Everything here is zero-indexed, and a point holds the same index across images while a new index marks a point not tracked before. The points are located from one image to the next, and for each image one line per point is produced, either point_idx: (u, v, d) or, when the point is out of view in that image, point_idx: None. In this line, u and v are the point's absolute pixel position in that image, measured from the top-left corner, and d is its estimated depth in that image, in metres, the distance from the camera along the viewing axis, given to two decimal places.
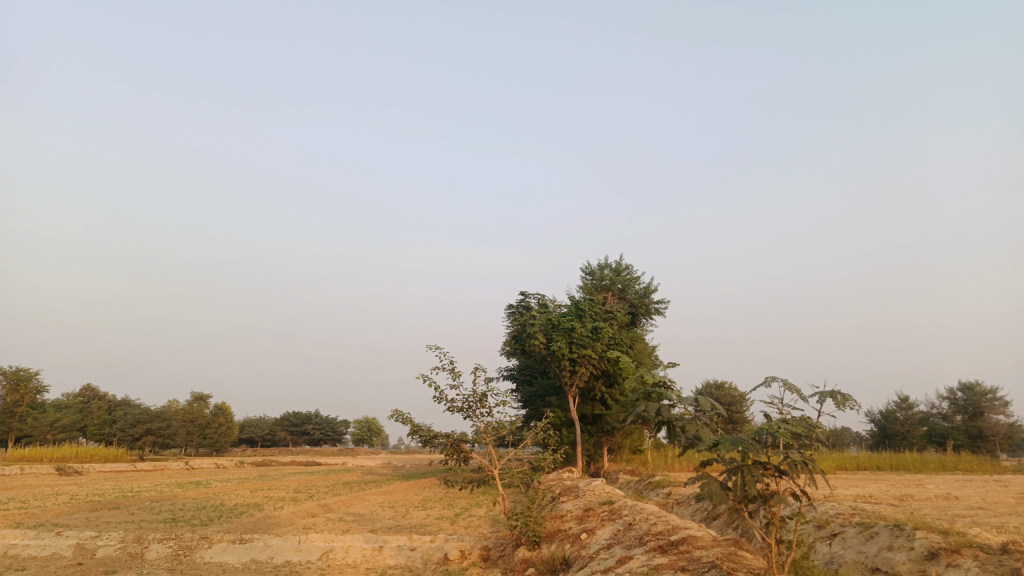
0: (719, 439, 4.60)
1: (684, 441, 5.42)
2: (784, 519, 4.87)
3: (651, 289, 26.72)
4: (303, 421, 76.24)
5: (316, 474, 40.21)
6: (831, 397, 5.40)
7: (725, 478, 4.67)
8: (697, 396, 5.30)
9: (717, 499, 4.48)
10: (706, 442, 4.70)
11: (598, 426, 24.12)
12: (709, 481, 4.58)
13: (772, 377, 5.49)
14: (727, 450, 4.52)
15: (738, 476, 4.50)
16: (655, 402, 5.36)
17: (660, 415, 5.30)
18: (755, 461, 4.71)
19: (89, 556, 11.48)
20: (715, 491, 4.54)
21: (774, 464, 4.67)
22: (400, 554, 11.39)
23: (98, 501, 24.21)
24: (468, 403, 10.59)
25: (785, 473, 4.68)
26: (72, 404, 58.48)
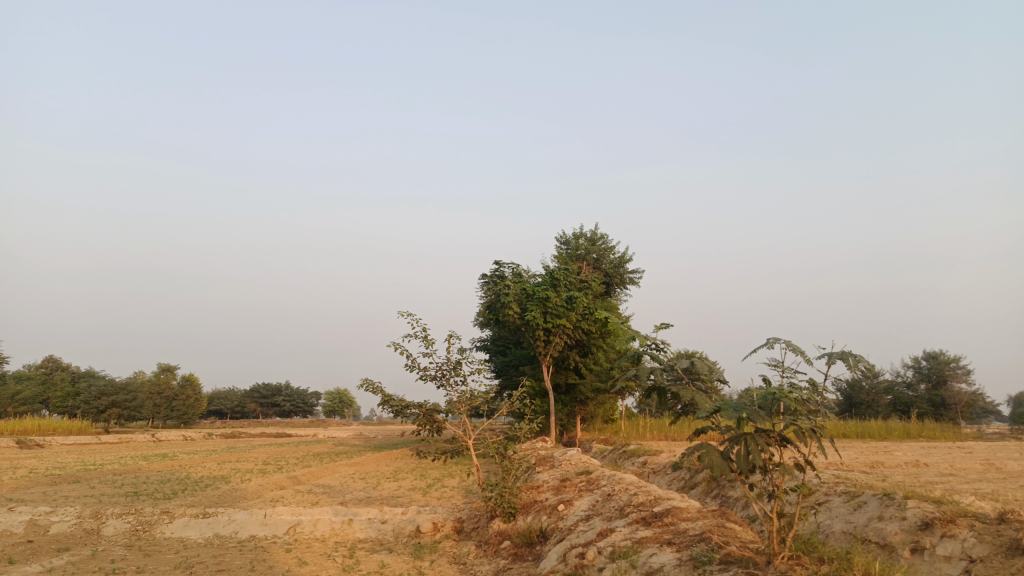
0: (720, 407, 4.25)
1: (675, 407, 5.08)
2: (787, 491, 4.54)
3: (626, 259, 26.42)
4: (273, 392, 75.41)
5: (286, 445, 39.78)
6: (841, 359, 5.08)
7: (725, 448, 4.33)
8: (692, 360, 4.94)
9: (718, 471, 4.15)
10: (704, 410, 4.33)
11: (571, 396, 23.92)
12: (709, 451, 4.23)
13: (773, 339, 5.14)
14: (728, 418, 4.17)
15: (742, 445, 4.17)
16: (644, 367, 4.99)
17: (651, 379, 4.93)
18: (757, 429, 4.39)
19: (42, 533, 10.94)
20: (715, 461, 4.20)
21: (778, 432, 4.36)
22: (370, 527, 11.01)
23: (58, 474, 23.51)
24: (441, 371, 10.17)
25: (789, 443, 4.38)
26: (34, 375, 57.10)
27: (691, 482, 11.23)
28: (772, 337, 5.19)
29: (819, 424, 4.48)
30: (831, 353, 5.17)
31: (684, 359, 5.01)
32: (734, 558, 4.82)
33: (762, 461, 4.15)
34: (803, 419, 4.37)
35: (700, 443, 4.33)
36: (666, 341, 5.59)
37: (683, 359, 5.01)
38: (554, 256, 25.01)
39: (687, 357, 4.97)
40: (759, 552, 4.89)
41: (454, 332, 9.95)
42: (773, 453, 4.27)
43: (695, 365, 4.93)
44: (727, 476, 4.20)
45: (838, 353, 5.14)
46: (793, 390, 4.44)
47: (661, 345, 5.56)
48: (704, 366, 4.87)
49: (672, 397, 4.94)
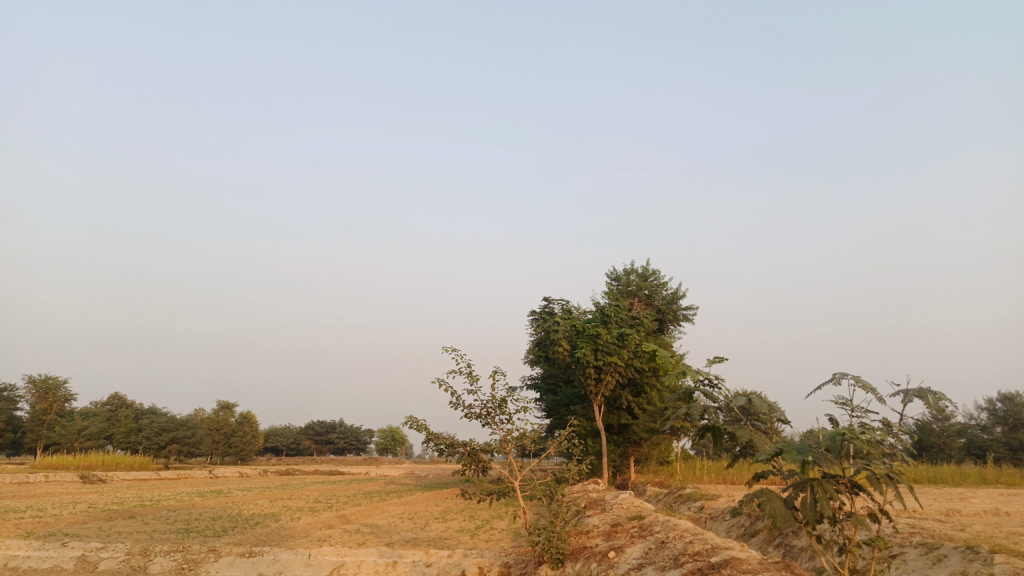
0: (782, 448, 3.85)
1: (732, 449, 4.69)
2: (861, 544, 4.07)
3: (679, 295, 25.87)
4: (327, 430, 76.11)
5: (338, 483, 39.84)
6: (919, 397, 4.65)
7: (788, 494, 3.93)
8: (751, 397, 4.56)
9: (780, 521, 3.75)
10: (764, 451, 3.93)
11: (624, 436, 23.30)
12: (770, 497, 3.84)
13: (841, 374, 4.74)
14: (791, 461, 3.77)
15: (807, 491, 3.77)
16: (698, 404, 4.61)
17: (706, 418, 4.56)
18: (824, 473, 3.97)
19: (90, 570, 10.97)
20: (777, 509, 3.81)
21: (849, 479, 3.94)
22: (415, 570, 10.70)
23: (116, 509, 23.89)
24: (487, 408, 9.90)
25: (861, 491, 3.95)
26: (100, 412, 58.89)
27: (751, 531, 10.63)
28: (840, 371, 4.78)
29: (896, 470, 4.03)
30: (907, 391, 4.74)
31: (739, 397, 4.63)
32: None
33: (832, 512, 3.73)
34: (877, 464, 3.94)
35: (760, 489, 3.94)
36: (722, 377, 5.20)
37: (738, 397, 4.62)
38: (605, 292, 24.65)
39: (745, 394, 4.57)
40: None
41: (499, 368, 9.70)
42: (842, 501, 3.85)
43: (755, 404, 4.53)
44: (792, 526, 3.79)
45: (915, 391, 4.71)
46: (864, 431, 4.02)
47: (716, 381, 5.18)
48: (765, 406, 4.47)
49: (729, 438, 4.57)
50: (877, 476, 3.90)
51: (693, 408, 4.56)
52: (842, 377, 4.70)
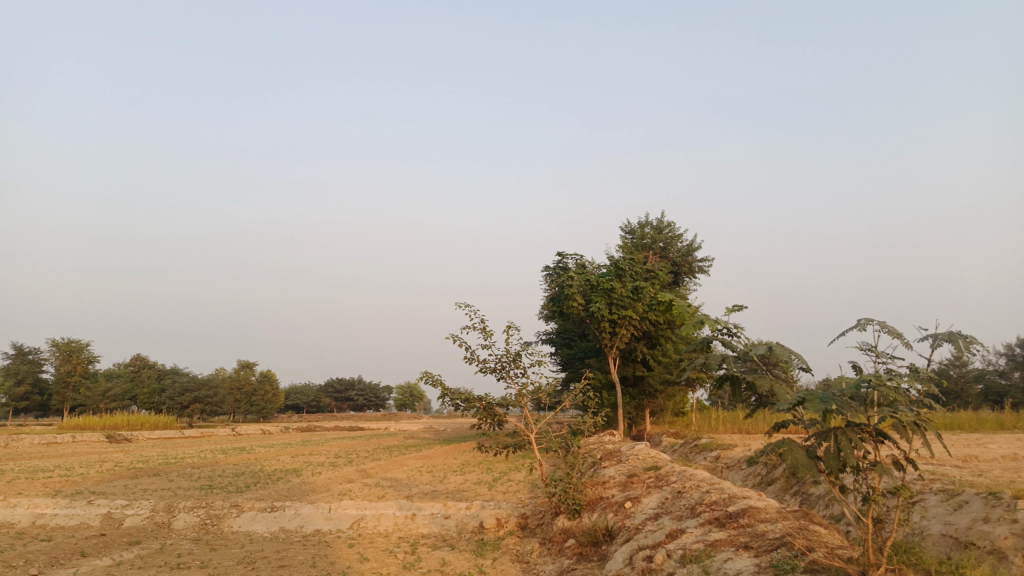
0: (804, 398, 3.73)
1: (750, 399, 4.57)
2: (886, 493, 3.96)
3: (694, 247, 25.58)
4: (346, 387, 77.07)
5: (358, 438, 40.46)
6: (949, 342, 4.49)
7: (811, 444, 3.82)
8: (770, 347, 4.43)
9: (802, 471, 3.65)
10: (785, 401, 3.82)
11: (639, 388, 23.32)
12: (793, 447, 3.73)
13: (866, 320, 4.58)
14: (814, 411, 3.66)
15: (831, 440, 3.66)
16: (715, 354, 4.49)
17: (724, 367, 4.45)
18: (847, 423, 3.85)
19: (116, 526, 11.20)
20: (800, 460, 3.70)
21: (873, 427, 3.83)
22: (433, 522, 10.83)
23: (141, 468, 24.37)
24: (501, 363, 9.85)
25: (886, 439, 3.84)
26: (123, 373, 59.88)
27: (768, 480, 10.60)
28: (864, 317, 4.63)
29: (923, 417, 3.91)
30: (937, 336, 4.57)
31: (758, 345, 4.51)
32: (822, 567, 4.27)
33: (858, 461, 3.62)
34: (903, 411, 3.82)
35: (781, 439, 3.84)
36: (741, 325, 5.06)
37: (758, 346, 4.50)
38: (619, 245, 24.42)
39: (764, 343, 4.44)
40: (850, 561, 4.32)
41: (513, 322, 9.61)
42: (867, 450, 3.74)
43: (774, 352, 4.41)
44: (815, 477, 3.69)
45: (945, 336, 4.55)
46: (890, 378, 3.89)
47: (734, 329, 5.05)
48: (785, 355, 4.34)
49: (748, 388, 4.45)
50: (903, 423, 3.79)
51: (711, 358, 4.44)
52: (867, 323, 4.55)
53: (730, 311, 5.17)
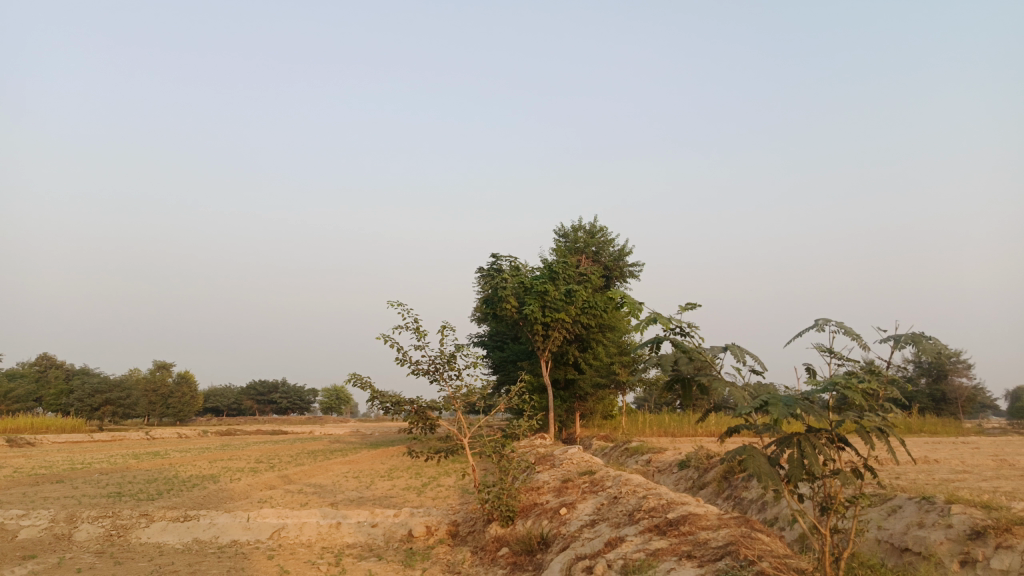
0: (768, 401, 3.58)
1: (705, 402, 4.40)
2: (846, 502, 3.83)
3: (626, 251, 25.79)
4: (269, 389, 74.74)
5: (280, 443, 39.15)
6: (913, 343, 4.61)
7: (771, 451, 3.69)
8: (728, 346, 4.26)
9: (765, 479, 3.48)
10: (746, 404, 3.66)
11: (570, 391, 23.29)
12: (755, 454, 3.58)
13: (826, 321, 4.51)
14: (778, 415, 3.51)
15: (794, 448, 3.52)
16: (670, 353, 4.29)
17: (679, 368, 4.29)
18: (809, 428, 3.72)
19: (8, 539, 10.26)
20: (762, 468, 3.55)
21: (833, 432, 3.74)
22: (359, 531, 10.36)
23: (42, 474, 22.76)
24: (435, 364, 9.50)
25: (846, 445, 3.74)
26: (28, 373, 56.34)
27: (699, 483, 10.63)
28: (823, 318, 4.57)
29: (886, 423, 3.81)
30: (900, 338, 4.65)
31: (713, 346, 4.38)
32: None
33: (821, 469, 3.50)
34: (865, 417, 3.73)
35: (743, 446, 3.68)
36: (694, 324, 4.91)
37: (715, 347, 4.37)
38: (552, 249, 24.40)
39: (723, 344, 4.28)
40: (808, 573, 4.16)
41: (449, 322, 9.29)
42: (829, 457, 3.63)
43: (732, 354, 4.29)
44: (778, 485, 3.55)
45: (907, 337, 4.60)
46: (853, 382, 3.79)
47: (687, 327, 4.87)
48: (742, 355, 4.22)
49: (704, 391, 4.31)
50: (862, 428, 3.71)
51: (666, 359, 4.27)
52: (826, 324, 4.50)
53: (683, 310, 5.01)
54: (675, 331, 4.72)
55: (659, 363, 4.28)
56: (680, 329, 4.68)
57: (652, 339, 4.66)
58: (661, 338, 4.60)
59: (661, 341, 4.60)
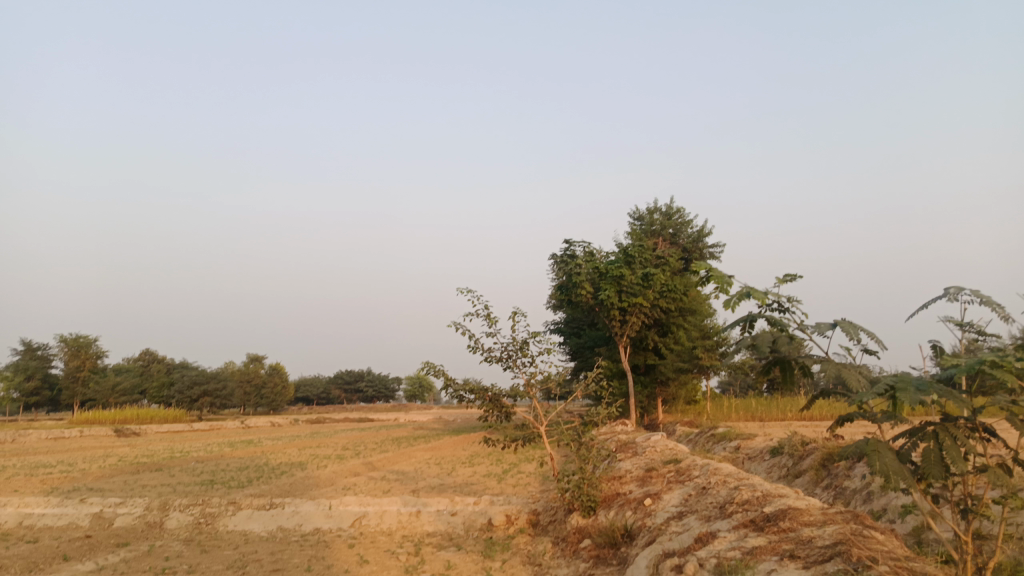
0: (895, 386, 3.10)
1: (813, 386, 3.87)
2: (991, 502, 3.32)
3: (705, 231, 24.83)
4: (356, 378, 76.75)
5: (366, 431, 40.01)
6: None
7: (898, 445, 3.27)
8: (838, 322, 3.74)
9: (895, 478, 3.02)
10: (869, 391, 3.18)
11: (651, 376, 22.65)
12: (880, 451, 3.16)
13: (959, 287, 3.85)
14: (909, 403, 3.03)
15: (929, 440, 3.07)
16: (769, 334, 3.79)
17: (778, 351, 3.79)
18: (947, 417, 3.22)
19: (105, 527, 10.61)
20: (889, 466, 3.12)
21: (976, 421, 3.25)
22: (439, 520, 10.22)
23: (144, 462, 23.89)
24: (508, 351, 9.20)
25: (992, 437, 3.23)
26: (133, 367, 59.63)
27: (794, 472, 9.98)
28: (954, 285, 3.94)
29: None
30: None
31: (819, 322, 3.87)
32: None
33: (967, 465, 3.05)
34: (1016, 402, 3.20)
35: (864, 440, 3.26)
36: (795, 296, 4.37)
37: (822, 324, 3.85)
38: (628, 231, 23.75)
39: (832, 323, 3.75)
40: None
41: (520, 308, 8.94)
42: (973, 451, 3.13)
43: (841, 331, 3.77)
44: (911, 485, 3.12)
45: None
46: (1002, 361, 3.24)
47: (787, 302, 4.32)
48: (858, 334, 3.70)
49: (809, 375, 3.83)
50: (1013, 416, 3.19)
51: (763, 339, 3.80)
52: (959, 291, 3.86)
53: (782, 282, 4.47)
54: (771, 308, 4.18)
55: (753, 345, 3.80)
56: (779, 304, 4.15)
57: (744, 316, 4.16)
58: (757, 315, 4.08)
59: (755, 318, 4.09)
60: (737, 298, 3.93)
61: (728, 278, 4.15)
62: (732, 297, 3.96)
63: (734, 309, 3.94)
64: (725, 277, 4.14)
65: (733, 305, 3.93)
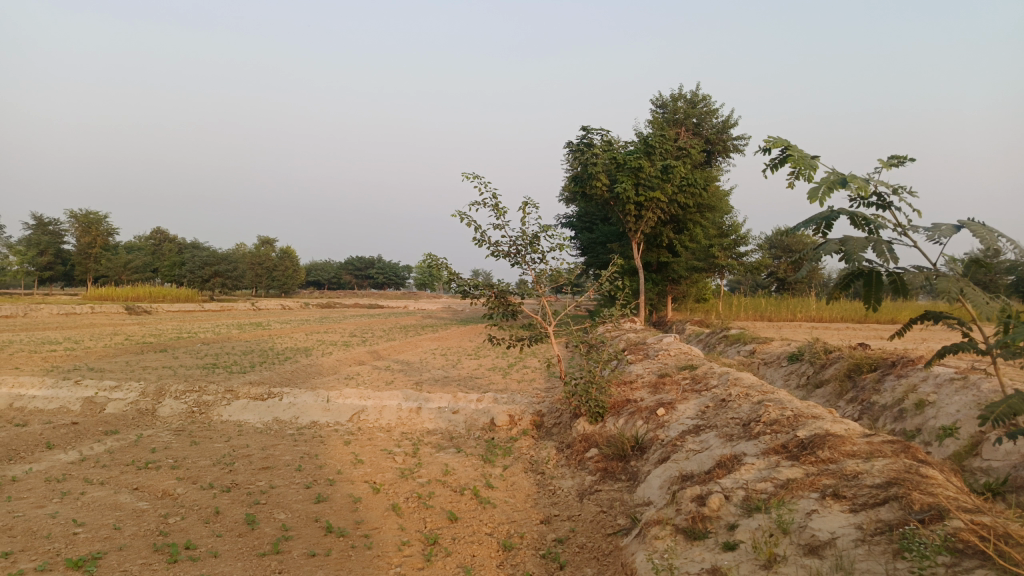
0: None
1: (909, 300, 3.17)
2: None
3: (731, 123, 23.32)
4: (366, 264, 76.75)
5: (375, 317, 40.05)
6: None
7: None
8: (969, 225, 2.96)
9: None
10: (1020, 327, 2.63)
11: (663, 274, 21.97)
12: None
13: None
14: None
15: None
16: (865, 239, 3.04)
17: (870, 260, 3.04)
18: None
19: (96, 412, 10.32)
20: None
21: None
22: (440, 417, 9.81)
23: (151, 342, 23.87)
24: (516, 246, 8.44)
25: None
26: (144, 246, 59.54)
27: (815, 382, 9.42)
28: None
29: None
30: None
31: (941, 222, 3.10)
32: (989, 538, 2.92)
33: None
34: None
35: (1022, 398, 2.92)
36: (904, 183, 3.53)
37: (943, 225, 3.08)
38: (649, 121, 22.37)
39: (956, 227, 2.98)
40: None
41: (531, 199, 8.11)
42: None
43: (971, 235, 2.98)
44: None
45: None
46: None
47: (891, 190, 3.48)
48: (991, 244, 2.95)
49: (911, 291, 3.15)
50: None
51: (855, 243, 3.07)
52: None
53: (888, 165, 3.60)
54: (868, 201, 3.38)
55: (841, 253, 3.05)
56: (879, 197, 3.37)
57: (827, 210, 3.42)
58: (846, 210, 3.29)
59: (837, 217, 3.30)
60: (827, 189, 3.15)
61: (813, 161, 3.35)
62: (820, 187, 3.18)
63: (822, 200, 3.17)
64: (808, 159, 3.34)
65: (819, 197, 3.16)
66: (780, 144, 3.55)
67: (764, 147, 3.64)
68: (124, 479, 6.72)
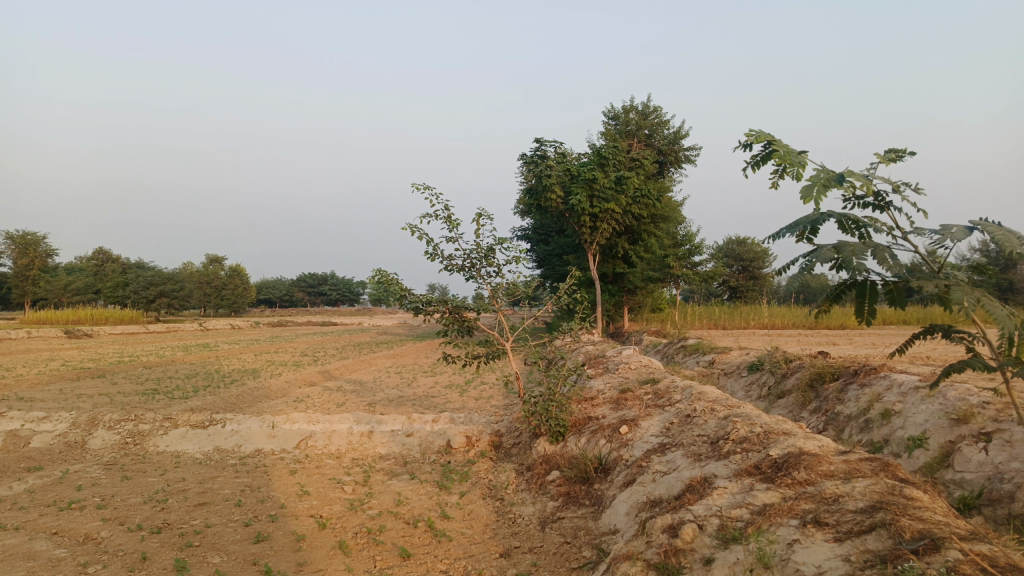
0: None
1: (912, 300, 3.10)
2: None
3: (682, 134, 23.40)
4: (320, 281, 75.43)
5: (329, 334, 39.17)
6: None
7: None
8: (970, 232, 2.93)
9: None
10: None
11: (619, 285, 21.85)
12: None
13: None
14: None
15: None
16: (864, 245, 2.98)
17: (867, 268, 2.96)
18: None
19: (20, 447, 9.58)
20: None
21: None
22: (393, 441, 9.35)
23: (89, 368, 22.74)
24: (469, 260, 8.09)
25: None
26: (86, 266, 57.35)
27: (777, 392, 9.25)
28: None
29: None
30: None
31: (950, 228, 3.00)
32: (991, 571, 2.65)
33: None
34: None
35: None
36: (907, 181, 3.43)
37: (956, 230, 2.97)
38: (601, 132, 22.30)
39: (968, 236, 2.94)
40: None
41: (485, 209, 7.78)
42: None
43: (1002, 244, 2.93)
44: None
45: None
46: None
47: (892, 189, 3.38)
48: (1006, 248, 2.91)
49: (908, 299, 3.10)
50: None
51: (852, 249, 2.99)
52: None
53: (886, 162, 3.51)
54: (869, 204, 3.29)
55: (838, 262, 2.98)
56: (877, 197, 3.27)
57: (814, 213, 3.22)
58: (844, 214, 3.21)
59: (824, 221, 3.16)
60: (821, 188, 3.01)
61: (801, 158, 3.24)
62: (813, 186, 3.03)
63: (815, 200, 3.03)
64: (796, 156, 3.24)
65: (813, 195, 2.99)
66: (765, 140, 3.44)
67: (749, 142, 3.52)
68: (42, 522, 6.12)
